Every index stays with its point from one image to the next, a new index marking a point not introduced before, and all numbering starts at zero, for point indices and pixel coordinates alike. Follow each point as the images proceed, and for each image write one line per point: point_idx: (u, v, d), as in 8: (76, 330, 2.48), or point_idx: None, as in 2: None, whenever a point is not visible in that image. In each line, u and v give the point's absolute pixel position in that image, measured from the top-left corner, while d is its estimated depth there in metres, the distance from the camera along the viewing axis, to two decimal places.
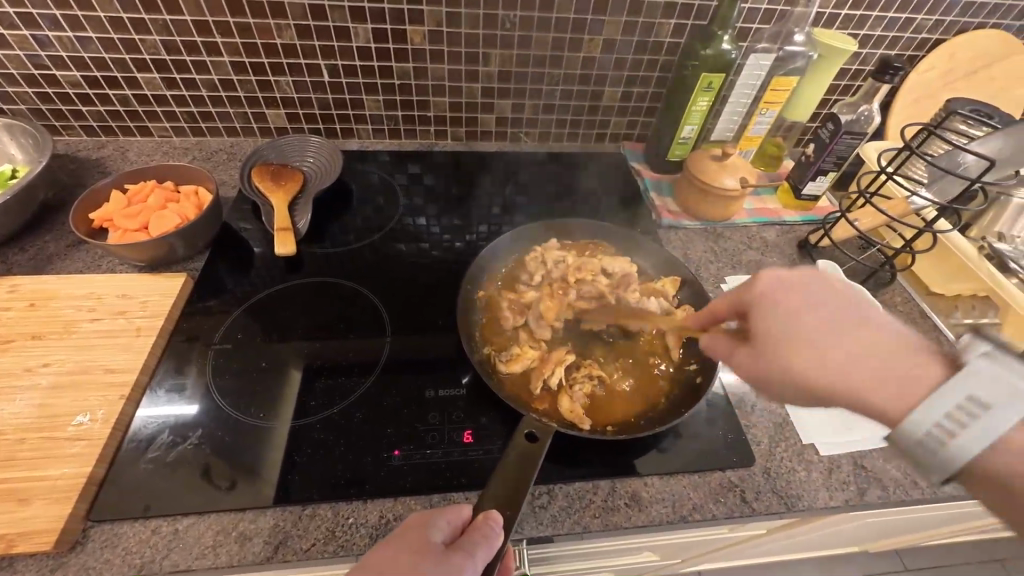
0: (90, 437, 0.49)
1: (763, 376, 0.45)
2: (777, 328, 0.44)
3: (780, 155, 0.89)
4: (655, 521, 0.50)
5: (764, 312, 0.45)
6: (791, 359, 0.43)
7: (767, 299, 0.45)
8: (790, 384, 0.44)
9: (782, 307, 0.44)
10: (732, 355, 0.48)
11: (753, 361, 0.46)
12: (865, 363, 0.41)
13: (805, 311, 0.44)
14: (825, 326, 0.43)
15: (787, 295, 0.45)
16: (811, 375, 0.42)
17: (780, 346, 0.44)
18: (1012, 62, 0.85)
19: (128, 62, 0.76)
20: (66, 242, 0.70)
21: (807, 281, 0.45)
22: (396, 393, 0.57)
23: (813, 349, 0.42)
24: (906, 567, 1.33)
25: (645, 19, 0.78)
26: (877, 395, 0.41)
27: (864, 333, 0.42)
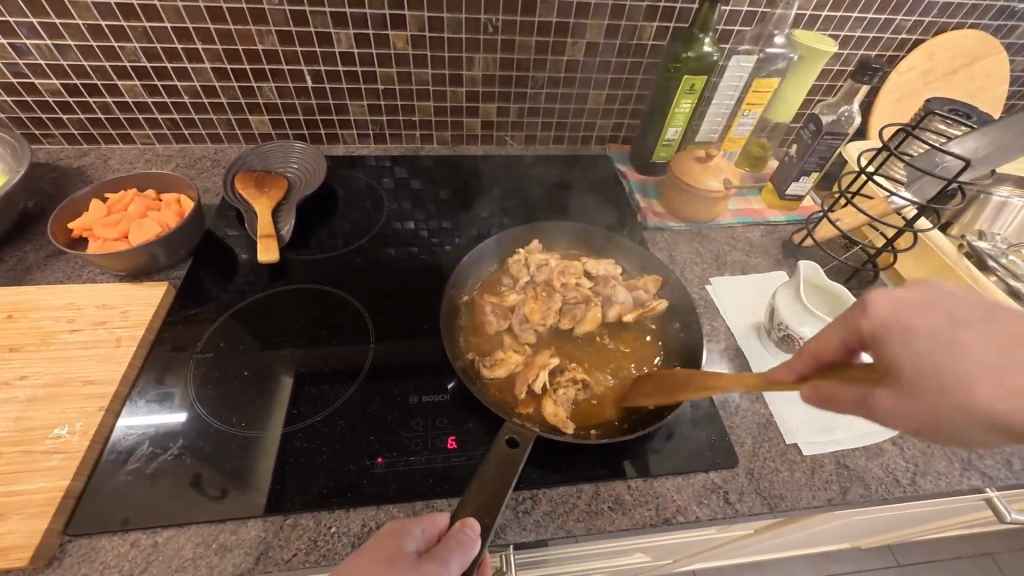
0: (68, 450, 0.48)
1: (939, 427, 0.29)
2: (940, 359, 0.30)
3: (764, 156, 0.90)
4: (638, 524, 0.50)
5: (899, 341, 0.31)
6: (969, 388, 0.29)
7: (897, 323, 0.32)
8: (986, 431, 0.29)
9: (923, 333, 0.31)
10: (869, 409, 0.32)
11: (910, 404, 0.30)
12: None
13: (962, 330, 0.30)
14: (995, 347, 0.29)
15: (917, 313, 0.32)
16: (1010, 414, 0.28)
17: (949, 381, 0.29)
18: (990, 61, 0.86)
19: (108, 69, 0.75)
20: (46, 251, 0.69)
21: (926, 295, 0.33)
22: (380, 399, 0.57)
23: (991, 371, 0.29)
24: (899, 562, 1.34)
25: (628, 22, 0.78)
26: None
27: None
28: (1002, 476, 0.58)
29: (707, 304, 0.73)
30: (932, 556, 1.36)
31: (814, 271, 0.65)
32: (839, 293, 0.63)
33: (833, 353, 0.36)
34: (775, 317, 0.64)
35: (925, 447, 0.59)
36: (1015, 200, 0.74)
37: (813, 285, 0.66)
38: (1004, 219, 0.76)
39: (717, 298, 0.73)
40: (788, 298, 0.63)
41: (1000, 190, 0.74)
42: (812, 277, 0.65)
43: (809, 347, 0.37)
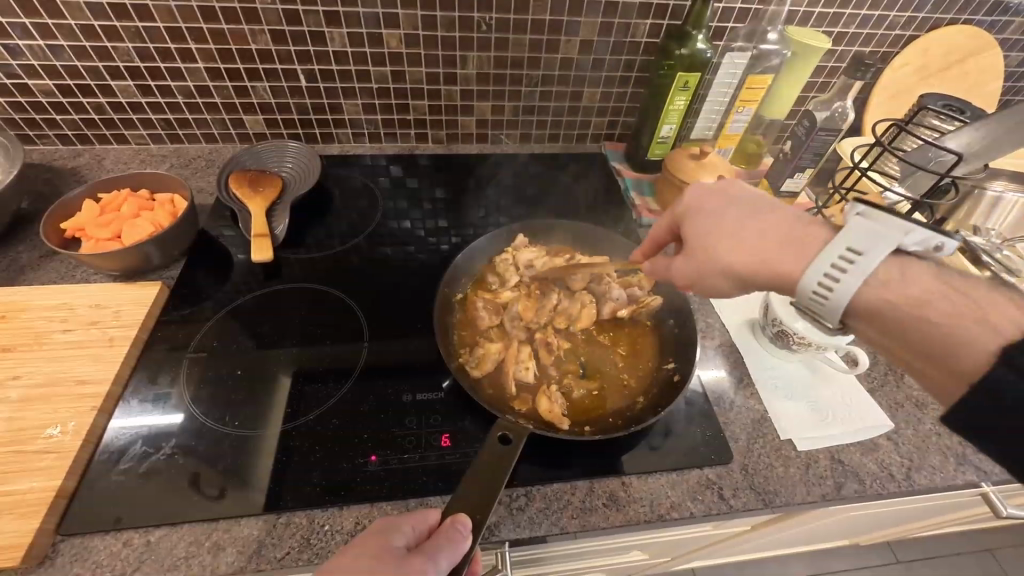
0: (60, 449, 0.48)
1: (693, 273, 0.50)
2: (701, 227, 0.49)
3: (761, 151, 0.90)
4: (632, 521, 0.50)
5: (689, 217, 0.51)
6: (711, 248, 0.48)
7: (691, 208, 0.51)
8: (717, 274, 0.47)
9: (704, 211, 0.50)
10: (665, 269, 0.53)
11: (682, 264, 0.51)
12: (775, 242, 0.45)
13: (722, 210, 0.49)
14: (737, 217, 0.48)
15: (705, 199, 0.51)
16: (727, 258, 0.46)
17: (700, 242, 0.49)
18: (986, 56, 0.86)
19: (101, 69, 0.75)
20: (40, 252, 0.69)
21: (725, 188, 0.51)
22: (373, 397, 0.57)
23: (726, 236, 0.47)
24: (898, 559, 1.34)
25: (621, 20, 0.78)
26: (788, 265, 0.44)
27: (774, 215, 0.47)
28: (996, 471, 0.58)
29: (702, 301, 0.73)
30: (931, 553, 1.35)
31: None
32: None
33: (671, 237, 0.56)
34: (770, 313, 0.63)
35: (920, 442, 0.59)
36: (1008, 195, 0.74)
37: None
38: (998, 215, 0.76)
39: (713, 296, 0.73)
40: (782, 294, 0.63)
41: (993, 186, 0.74)
42: None
43: (654, 236, 0.57)
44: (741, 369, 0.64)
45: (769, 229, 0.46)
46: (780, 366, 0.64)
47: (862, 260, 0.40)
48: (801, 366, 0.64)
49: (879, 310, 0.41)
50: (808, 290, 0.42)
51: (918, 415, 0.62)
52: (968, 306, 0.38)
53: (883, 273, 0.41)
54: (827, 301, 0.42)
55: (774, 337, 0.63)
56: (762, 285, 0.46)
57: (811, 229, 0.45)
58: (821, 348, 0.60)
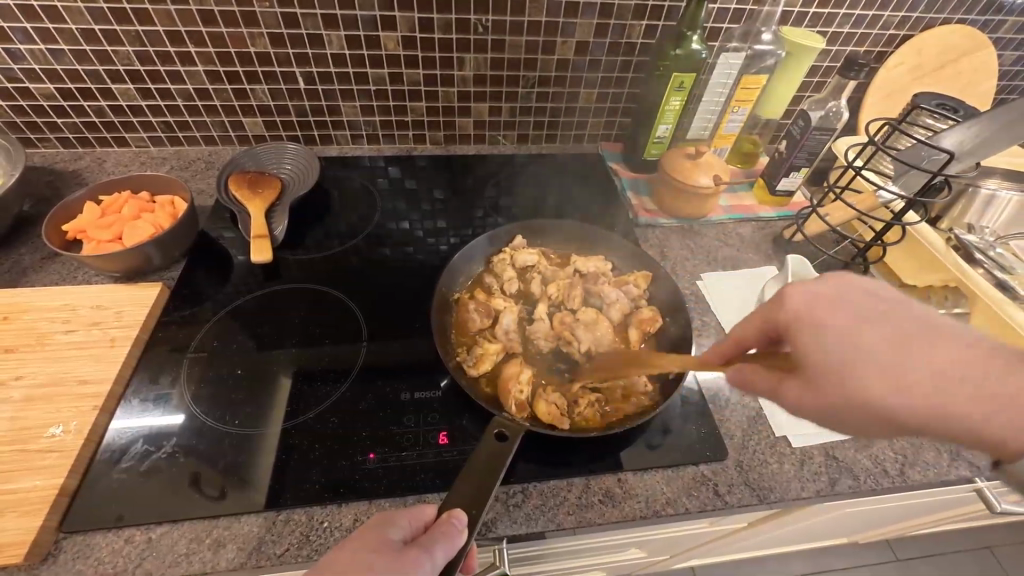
0: (62, 448, 0.49)
1: (830, 409, 0.38)
2: (843, 353, 0.38)
3: (756, 151, 0.91)
4: (627, 517, 0.51)
5: (813, 333, 0.39)
6: (864, 382, 0.36)
7: (811, 318, 0.40)
8: (871, 417, 0.37)
9: (831, 328, 0.39)
10: (777, 394, 0.41)
11: (814, 395, 0.39)
12: (956, 384, 0.36)
13: (859, 327, 0.38)
14: (883, 341, 0.38)
15: (829, 311, 0.40)
16: (889, 402, 0.36)
17: (842, 372, 0.37)
18: (979, 55, 0.87)
19: (102, 73, 0.76)
20: (41, 254, 0.70)
21: (839, 294, 0.41)
22: (372, 396, 0.58)
23: (880, 371, 0.37)
24: (896, 556, 1.34)
25: (617, 21, 0.79)
26: (984, 418, 0.35)
27: (934, 340, 0.38)
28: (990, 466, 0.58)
29: (698, 299, 0.73)
30: (930, 550, 1.35)
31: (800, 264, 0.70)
32: None
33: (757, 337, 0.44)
34: None
35: (914, 438, 0.60)
36: (1002, 193, 0.73)
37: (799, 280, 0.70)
38: (992, 213, 0.76)
39: (708, 293, 0.73)
40: None
41: (987, 183, 0.73)
42: (801, 272, 0.69)
43: (737, 336, 0.45)
44: None
45: (936, 359, 0.37)
46: None
47: None
48: None
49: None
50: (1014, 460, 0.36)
51: None
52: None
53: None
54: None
55: None
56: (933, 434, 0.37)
57: (985, 361, 0.37)
58: None
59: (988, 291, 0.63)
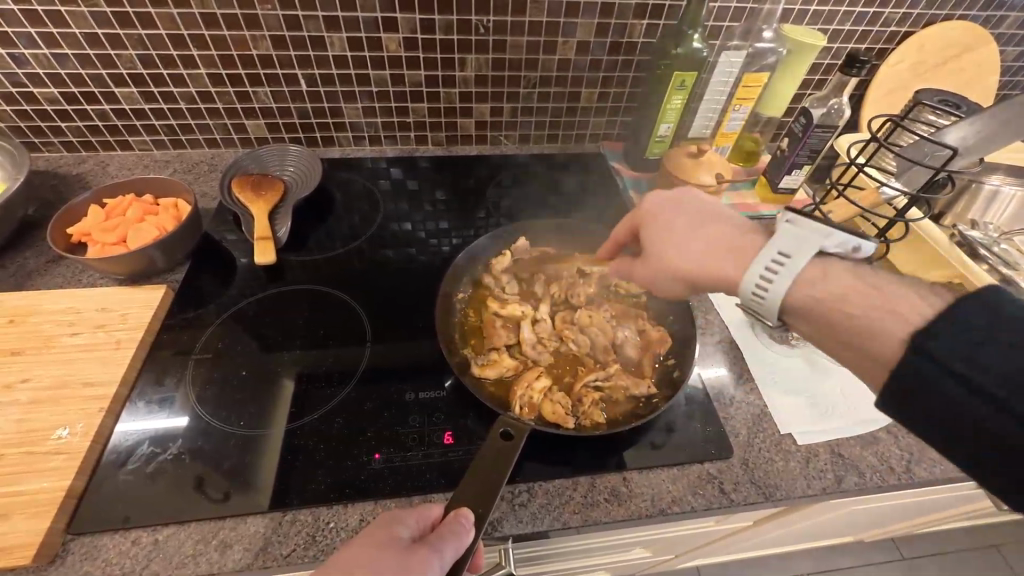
0: (69, 450, 0.49)
1: (651, 275, 0.55)
2: (656, 232, 0.55)
3: (757, 151, 0.90)
4: (633, 515, 0.50)
5: (648, 224, 0.56)
6: (669, 252, 0.53)
7: (650, 214, 0.56)
8: (672, 279, 0.53)
9: (659, 218, 0.55)
10: (629, 270, 0.58)
11: (643, 267, 0.56)
12: (719, 250, 0.50)
13: (677, 217, 0.54)
14: (692, 227, 0.53)
15: (660, 209, 0.56)
16: (679, 267, 0.52)
17: (659, 247, 0.54)
18: (981, 52, 0.87)
19: (105, 77, 0.76)
20: (46, 258, 0.70)
21: (678, 199, 0.56)
22: (376, 397, 0.58)
23: (685, 242, 0.52)
24: (903, 556, 1.33)
25: (618, 20, 0.79)
26: (729, 269, 0.49)
27: (709, 224, 0.52)
28: None
29: (703, 297, 0.73)
30: (936, 549, 1.35)
31: None
32: None
33: (630, 238, 0.61)
34: None
35: None
36: (1006, 189, 0.74)
37: None
38: (996, 208, 0.76)
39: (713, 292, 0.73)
40: None
41: (991, 179, 0.73)
42: None
43: (614, 237, 0.62)
44: (741, 365, 0.64)
45: (698, 239, 0.52)
46: (781, 360, 0.64)
47: (793, 261, 0.44)
48: (801, 360, 0.65)
49: (806, 306, 0.44)
50: (747, 289, 0.46)
51: None
52: (886, 296, 0.41)
53: (807, 274, 0.44)
54: (761, 300, 0.45)
55: (775, 331, 0.67)
56: (706, 288, 0.51)
57: (749, 236, 0.50)
58: None
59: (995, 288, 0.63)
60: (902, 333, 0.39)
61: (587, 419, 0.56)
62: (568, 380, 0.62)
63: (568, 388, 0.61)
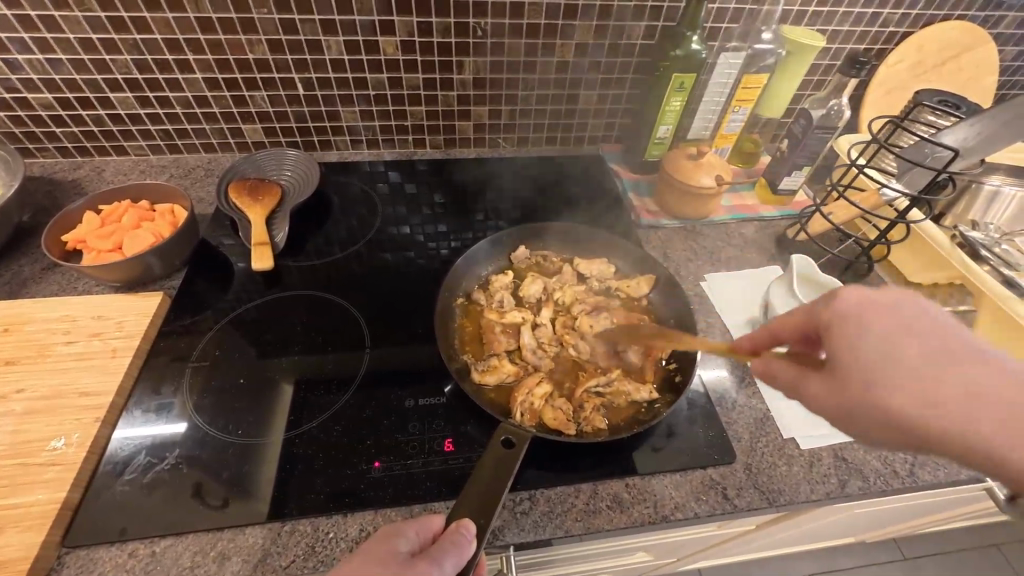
0: (64, 462, 0.48)
1: (847, 411, 0.36)
2: (872, 356, 0.35)
3: (757, 151, 0.90)
4: (636, 522, 0.50)
5: (847, 333, 0.37)
6: (895, 394, 0.34)
7: (852, 322, 0.37)
8: (886, 428, 0.35)
9: (872, 331, 0.36)
10: (799, 387, 0.40)
11: (832, 393, 0.37)
12: (990, 415, 0.32)
13: (904, 335, 0.35)
14: (937, 360, 0.34)
15: (873, 317, 0.37)
16: (911, 420, 0.33)
17: (876, 383, 0.35)
18: (979, 52, 0.87)
19: (100, 82, 0.76)
20: (41, 264, 0.69)
21: (894, 302, 0.37)
22: (375, 404, 0.57)
23: (923, 383, 0.34)
24: (905, 556, 1.33)
25: (616, 22, 0.78)
26: (1017, 455, 0.31)
27: (969, 363, 0.34)
28: None
29: (703, 300, 0.73)
30: (937, 549, 1.35)
31: (808, 266, 0.65)
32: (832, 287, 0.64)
33: (794, 334, 0.43)
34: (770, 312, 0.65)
35: None
36: (1006, 189, 0.74)
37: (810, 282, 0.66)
38: (997, 207, 0.76)
39: (713, 296, 0.73)
40: (783, 293, 0.65)
41: (991, 180, 0.73)
42: (808, 274, 0.65)
43: (773, 327, 0.45)
44: (742, 368, 0.64)
45: (949, 388, 0.33)
46: None
47: None
48: None
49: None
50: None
51: None
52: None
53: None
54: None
55: None
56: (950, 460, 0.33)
57: None
58: None
59: (994, 289, 0.63)
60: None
61: (588, 424, 0.56)
62: (569, 385, 0.62)
63: (568, 393, 0.61)
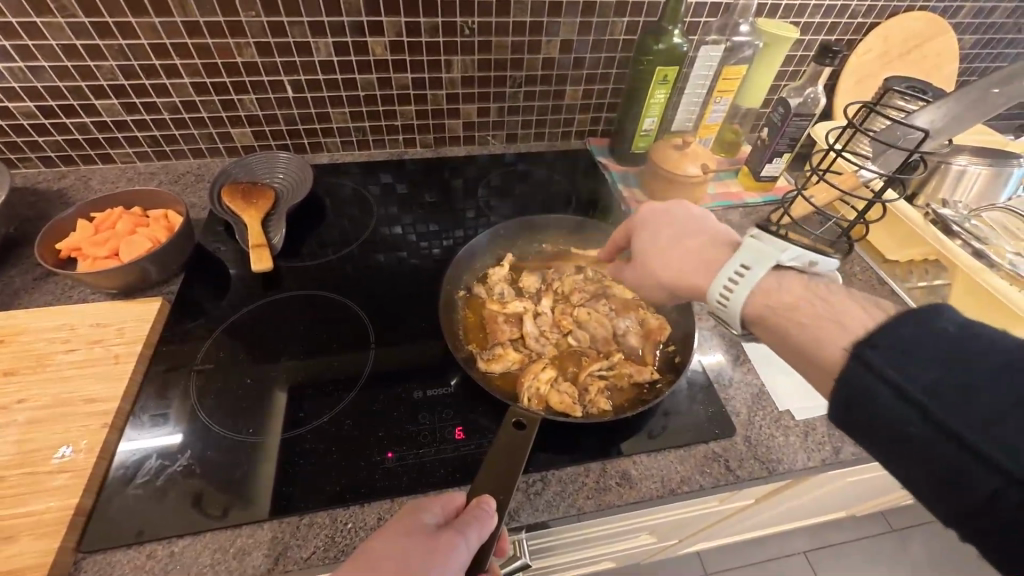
0: (74, 468, 0.48)
1: (636, 278, 0.56)
2: (643, 238, 0.56)
3: (738, 140, 0.94)
4: (646, 497, 0.52)
5: (636, 228, 0.57)
6: (646, 257, 0.54)
7: (639, 219, 0.57)
8: (648, 282, 0.55)
9: (647, 223, 0.56)
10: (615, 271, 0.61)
11: (627, 268, 0.58)
12: (699, 259, 0.51)
13: (666, 222, 0.55)
14: (679, 233, 0.54)
15: (651, 214, 0.56)
16: (658, 272, 0.53)
17: (642, 252, 0.55)
18: (939, 41, 0.92)
19: (84, 89, 0.75)
20: (31, 275, 0.68)
21: (669, 206, 0.56)
22: (385, 397, 0.58)
23: (662, 248, 0.53)
24: (892, 527, 1.38)
25: (599, 19, 0.81)
26: (701, 281, 0.49)
27: (693, 233, 0.53)
28: None
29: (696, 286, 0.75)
30: (922, 519, 1.40)
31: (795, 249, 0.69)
32: None
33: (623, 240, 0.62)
34: None
35: None
36: (972, 167, 0.75)
37: None
38: (964, 188, 0.77)
39: None
40: None
41: (957, 159, 0.75)
42: None
43: (613, 240, 0.62)
44: (736, 348, 0.67)
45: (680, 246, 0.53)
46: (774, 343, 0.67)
47: (753, 270, 0.45)
48: None
49: (763, 314, 0.45)
50: (713, 297, 0.47)
51: None
52: (833, 308, 0.41)
53: (765, 284, 0.45)
54: (725, 308, 0.46)
55: None
56: (684, 295, 0.52)
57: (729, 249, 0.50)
58: None
59: (965, 261, 0.67)
60: (845, 341, 0.39)
61: (594, 407, 0.57)
62: (572, 369, 0.63)
63: (573, 377, 0.62)
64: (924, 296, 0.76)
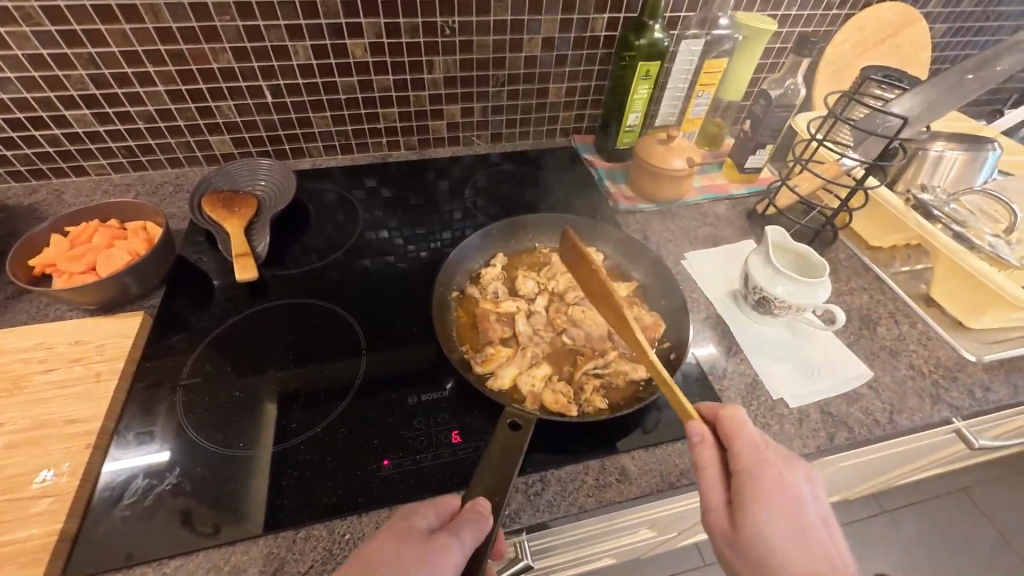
0: (57, 492, 0.46)
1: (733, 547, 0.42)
2: (774, 524, 0.41)
3: (720, 133, 0.94)
4: (646, 492, 0.52)
5: (762, 492, 0.42)
6: (776, 553, 0.40)
7: (767, 476, 0.42)
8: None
9: (784, 498, 0.41)
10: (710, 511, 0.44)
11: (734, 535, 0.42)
12: None
13: (800, 513, 0.42)
14: (793, 533, 0.41)
15: (785, 482, 0.42)
16: None
17: (772, 544, 0.40)
18: (912, 29, 0.93)
19: (53, 100, 0.72)
20: (4, 294, 0.65)
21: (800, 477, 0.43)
22: (379, 404, 0.57)
23: (798, 557, 0.40)
24: (883, 509, 1.41)
25: (580, 16, 0.80)
26: None
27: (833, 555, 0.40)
28: (966, 406, 0.62)
29: (685, 278, 0.76)
30: (911, 499, 1.43)
31: (781, 236, 0.67)
32: (805, 254, 0.66)
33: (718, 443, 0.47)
34: (749, 281, 0.66)
35: (898, 386, 0.63)
36: (949, 153, 0.77)
37: (781, 250, 0.68)
38: (941, 171, 0.79)
39: (694, 273, 0.76)
40: (759, 264, 0.65)
41: (934, 145, 0.77)
42: (780, 243, 0.68)
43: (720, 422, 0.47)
44: (728, 339, 0.67)
45: (779, 552, 0.40)
46: (765, 331, 0.68)
47: None
48: (783, 329, 0.68)
49: None
50: None
51: (892, 362, 0.66)
52: None
53: None
54: None
55: (756, 304, 0.67)
56: None
57: None
58: (800, 309, 0.63)
59: (951, 247, 0.67)
60: None
61: (589, 405, 0.57)
62: (567, 369, 0.63)
63: (568, 376, 0.62)
64: (907, 281, 0.77)
